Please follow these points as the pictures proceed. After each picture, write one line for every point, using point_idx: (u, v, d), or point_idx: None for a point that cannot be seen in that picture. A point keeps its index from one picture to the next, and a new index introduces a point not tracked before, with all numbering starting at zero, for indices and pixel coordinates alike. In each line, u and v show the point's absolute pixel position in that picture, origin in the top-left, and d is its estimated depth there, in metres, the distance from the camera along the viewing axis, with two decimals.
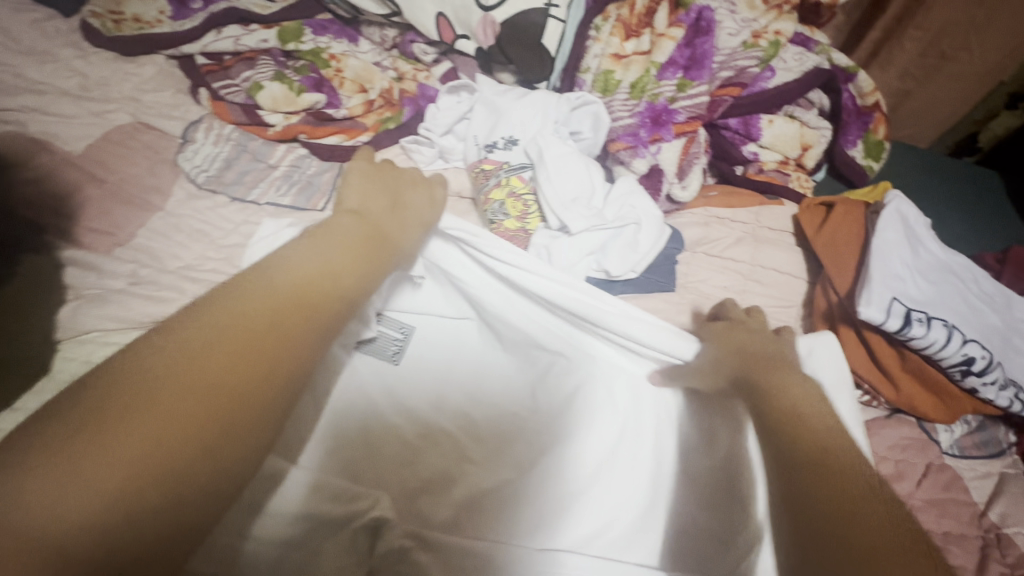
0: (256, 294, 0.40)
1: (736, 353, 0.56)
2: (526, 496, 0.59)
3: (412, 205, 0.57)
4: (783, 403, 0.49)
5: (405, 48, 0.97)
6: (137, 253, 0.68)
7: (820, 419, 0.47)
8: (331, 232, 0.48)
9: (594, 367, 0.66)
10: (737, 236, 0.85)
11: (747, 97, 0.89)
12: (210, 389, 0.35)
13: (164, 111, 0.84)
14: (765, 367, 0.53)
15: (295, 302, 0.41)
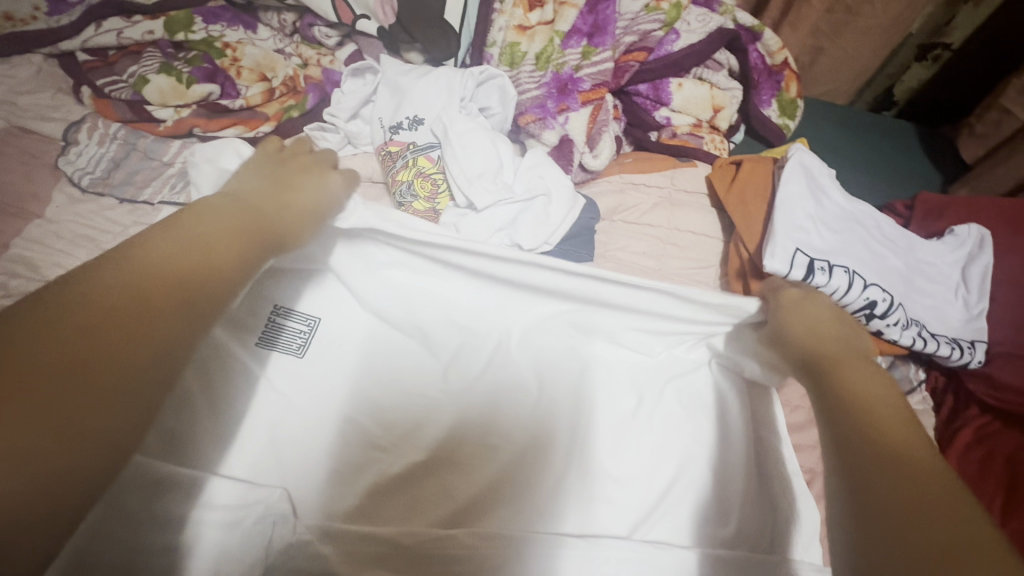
0: (131, 273, 0.38)
1: (803, 333, 0.52)
2: (443, 467, 0.59)
3: (302, 184, 0.53)
4: (850, 387, 0.45)
5: (305, 33, 0.93)
6: (13, 264, 0.64)
7: (882, 398, 0.43)
8: (211, 210, 0.45)
9: (607, 347, 0.68)
10: (653, 202, 0.85)
11: (656, 61, 0.90)
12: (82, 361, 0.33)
13: (43, 113, 0.79)
14: (837, 357, 0.48)
15: (173, 278, 0.39)
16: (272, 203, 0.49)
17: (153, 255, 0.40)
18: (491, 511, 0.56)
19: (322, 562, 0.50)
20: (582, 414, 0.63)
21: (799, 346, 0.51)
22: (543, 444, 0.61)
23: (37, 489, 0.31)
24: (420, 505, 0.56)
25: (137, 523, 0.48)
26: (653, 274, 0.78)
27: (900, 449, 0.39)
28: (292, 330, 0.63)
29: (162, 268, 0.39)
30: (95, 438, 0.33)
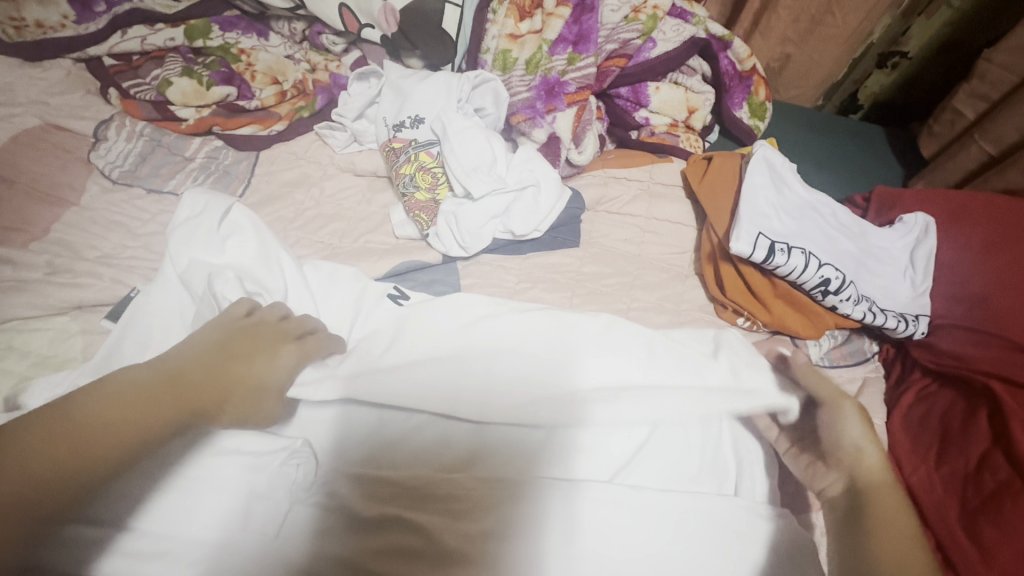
0: (128, 407, 0.52)
1: (852, 455, 0.60)
2: (426, 436, 0.64)
3: (257, 373, 0.59)
4: (889, 519, 0.53)
5: (314, 40, 1.01)
6: (54, 245, 0.71)
7: (896, 520, 0.53)
8: (172, 389, 0.54)
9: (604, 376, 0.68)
10: (634, 194, 0.94)
11: (634, 67, 0.98)
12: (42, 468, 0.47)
13: (75, 112, 0.86)
14: (875, 491, 0.57)
15: (114, 435, 0.50)
16: (231, 382, 0.57)
17: (108, 412, 0.51)
18: (487, 458, 0.63)
19: (338, 500, 0.57)
20: (564, 377, 0.67)
21: (847, 466, 0.59)
22: (545, 402, 0.65)
23: None
24: (424, 454, 0.63)
25: (184, 470, 0.57)
26: (633, 258, 0.87)
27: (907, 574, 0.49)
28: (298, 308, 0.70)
29: (117, 421, 0.51)
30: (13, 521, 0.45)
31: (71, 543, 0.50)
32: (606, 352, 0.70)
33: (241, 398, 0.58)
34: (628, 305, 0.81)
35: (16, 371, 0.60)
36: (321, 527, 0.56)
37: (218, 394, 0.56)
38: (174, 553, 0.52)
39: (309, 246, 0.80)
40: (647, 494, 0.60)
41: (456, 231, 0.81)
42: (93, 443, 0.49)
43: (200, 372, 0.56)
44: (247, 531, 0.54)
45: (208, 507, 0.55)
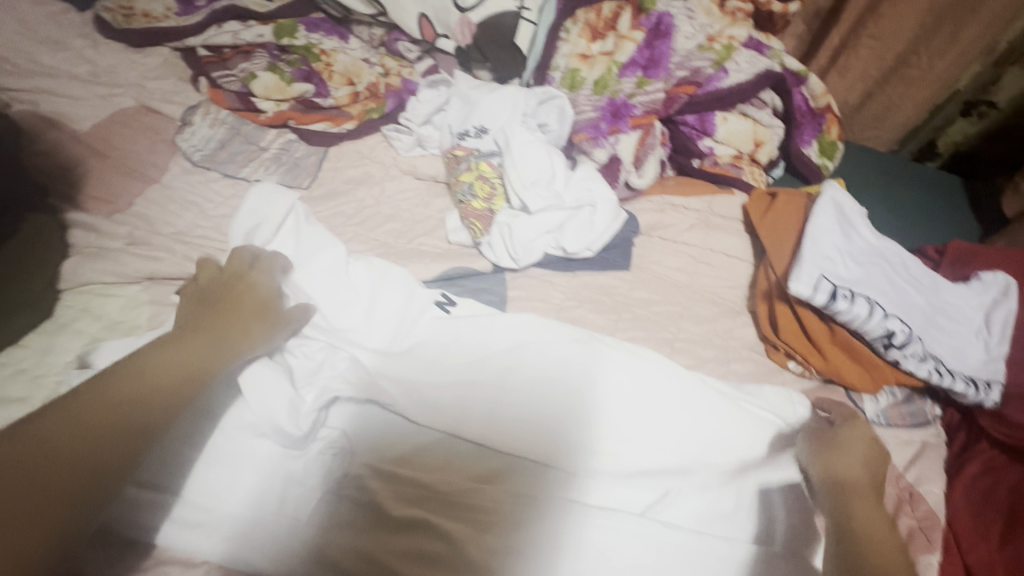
0: (170, 350, 0.53)
1: (831, 459, 0.61)
2: (457, 457, 0.64)
3: (257, 322, 0.60)
4: (863, 525, 0.54)
5: (390, 46, 1.04)
6: (134, 218, 0.75)
7: (875, 522, 0.54)
8: (185, 347, 0.54)
9: (639, 415, 0.66)
10: (690, 222, 0.92)
11: (703, 95, 0.94)
12: (108, 416, 0.46)
13: (167, 97, 0.92)
14: (853, 493, 0.57)
15: (170, 374, 0.51)
16: (246, 313, 0.60)
17: (120, 387, 0.48)
18: (495, 472, 0.63)
19: (371, 494, 0.59)
20: (599, 412, 0.66)
21: (827, 471, 0.60)
22: (579, 420, 0.65)
23: (53, 483, 0.41)
24: (455, 462, 0.63)
25: (218, 448, 0.59)
26: (684, 288, 0.86)
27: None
28: (348, 308, 0.70)
29: (174, 364, 0.52)
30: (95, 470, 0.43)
31: (124, 504, 0.54)
32: (638, 391, 0.67)
33: (250, 335, 0.59)
34: (674, 335, 0.81)
35: (89, 332, 0.64)
36: (336, 513, 0.57)
37: (238, 330, 0.58)
38: (214, 525, 0.54)
39: (366, 243, 0.83)
40: (665, 528, 0.58)
41: (510, 242, 0.81)
42: (152, 390, 0.49)
43: (200, 329, 0.56)
44: (277, 511, 0.56)
45: (240, 486, 0.57)
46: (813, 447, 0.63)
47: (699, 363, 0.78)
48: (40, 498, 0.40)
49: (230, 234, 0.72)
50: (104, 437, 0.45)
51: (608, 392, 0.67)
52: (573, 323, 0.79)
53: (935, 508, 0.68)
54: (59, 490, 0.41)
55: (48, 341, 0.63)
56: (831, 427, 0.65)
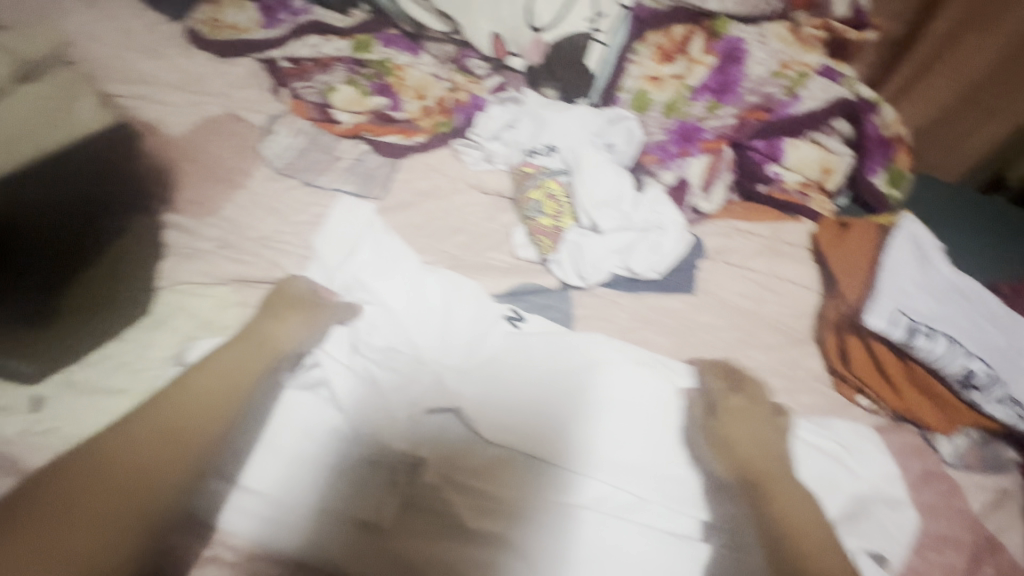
0: (215, 361, 0.63)
1: (743, 449, 0.67)
2: (530, 473, 0.63)
3: (289, 322, 0.68)
4: (784, 511, 0.61)
5: (461, 63, 1.06)
6: (224, 222, 0.79)
7: (800, 514, 0.62)
8: (233, 356, 0.64)
9: (695, 437, 0.68)
10: (756, 248, 0.91)
11: (775, 121, 0.95)
12: (162, 426, 0.57)
13: (251, 105, 0.97)
14: (769, 479, 0.64)
15: (212, 382, 0.61)
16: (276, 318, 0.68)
17: (176, 400, 0.59)
18: (513, 474, 0.62)
19: (452, 508, 0.59)
20: (661, 433, 0.68)
21: (738, 460, 0.66)
22: (643, 441, 0.67)
23: (121, 486, 0.52)
24: (527, 480, 0.62)
25: (284, 447, 0.60)
26: (749, 314, 0.86)
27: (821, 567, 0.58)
28: (423, 323, 0.72)
29: (219, 376, 0.61)
30: (152, 469, 0.54)
31: (208, 494, 0.56)
32: (692, 418, 0.70)
33: (280, 335, 0.66)
34: (740, 362, 0.80)
35: (184, 329, 0.68)
36: (379, 500, 0.59)
37: (269, 336, 0.66)
38: (263, 505, 0.57)
39: (437, 255, 0.85)
40: (703, 547, 0.61)
41: (578, 260, 0.82)
42: (201, 398, 0.59)
43: (245, 340, 0.66)
44: (326, 501, 0.58)
45: (286, 477, 0.59)
46: (729, 432, 0.68)
47: (766, 393, 0.77)
48: (114, 498, 0.51)
49: (314, 252, 0.77)
50: (156, 444, 0.55)
51: (666, 415, 0.70)
52: (639, 346, 0.79)
53: (1016, 557, 0.67)
54: (127, 488, 0.52)
55: (148, 335, 0.66)
56: (738, 403, 0.72)
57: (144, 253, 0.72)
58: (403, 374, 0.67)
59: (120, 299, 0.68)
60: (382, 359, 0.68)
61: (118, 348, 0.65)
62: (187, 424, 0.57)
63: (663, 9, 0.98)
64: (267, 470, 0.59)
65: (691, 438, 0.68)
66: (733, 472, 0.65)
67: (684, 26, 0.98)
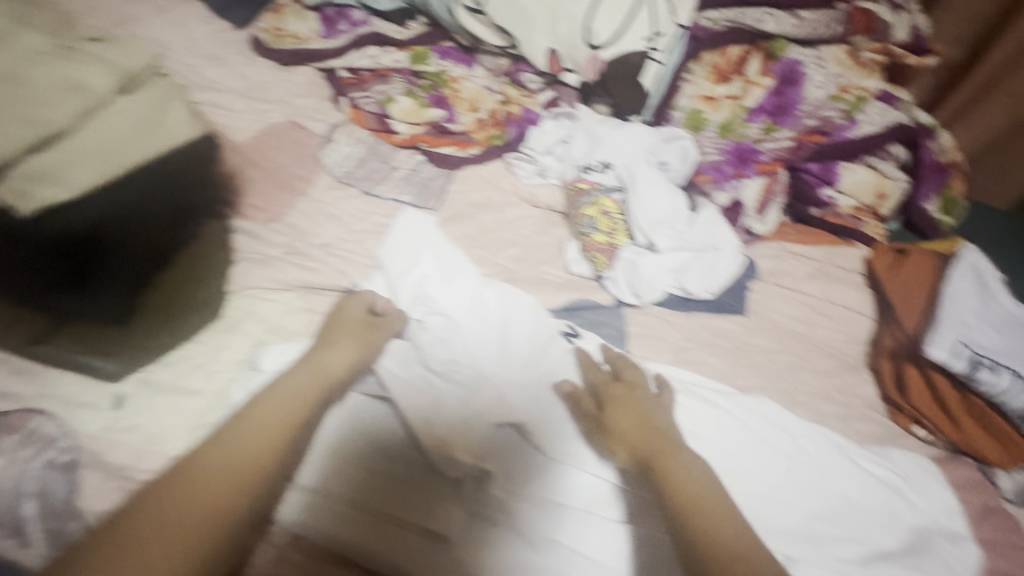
0: (293, 377, 0.63)
1: (634, 432, 0.65)
2: (583, 484, 0.64)
3: (351, 343, 0.68)
4: (671, 487, 0.59)
5: (514, 77, 1.07)
6: (289, 229, 0.81)
7: (696, 493, 0.59)
8: (307, 369, 0.64)
9: (753, 459, 0.68)
10: (808, 271, 0.91)
11: (833, 144, 0.94)
12: (247, 440, 0.57)
13: (312, 114, 0.99)
14: (658, 458, 0.62)
15: (291, 396, 0.61)
16: (344, 333, 0.69)
17: (258, 414, 0.59)
18: (551, 478, 0.64)
19: (513, 518, 0.61)
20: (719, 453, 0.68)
21: (632, 446, 0.64)
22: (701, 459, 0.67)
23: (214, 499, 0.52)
24: (582, 491, 0.64)
25: (356, 457, 0.63)
26: (802, 338, 0.85)
27: (722, 543, 0.55)
28: (483, 337, 0.73)
29: (297, 391, 0.62)
30: (240, 482, 0.54)
31: (282, 495, 0.60)
32: (748, 440, 0.70)
33: (350, 350, 0.67)
34: (793, 387, 0.80)
35: (254, 334, 0.70)
36: (447, 509, 0.61)
37: (339, 350, 0.67)
38: (323, 502, 0.60)
39: (491, 267, 0.86)
40: None
41: (634, 278, 0.83)
42: (283, 413, 0.59)
43: (316, 353, 0.66)
44: (373, 499, 0.61)
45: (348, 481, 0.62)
46: (609, 416, 0.67)
47: (820, 418, 0.77)
48: (206, 511, 0.51)
49: (380, 261, 0.79)
50: (240, 457, 0.55)
51: (723, 435, 0.70)
52: (692, 367, 0.79)
53: None
54: (219, 501, 0.52)
55: (220, 339, 0.68)
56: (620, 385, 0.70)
57: (211, 255, 0.72)
58: (468, 387, 0.68)
59: (190, 302, 0.68)
60: (447, 373, 0.68)
61: (194, 350, 0.67)
62: (272, 439, 0.57)
63: (719, 29, 0.99)
64: (341, 476, 0.62)
65: (751, 461, 0.68)
66: (789, 497, 0.66)
67: (741, 46, 0.99)
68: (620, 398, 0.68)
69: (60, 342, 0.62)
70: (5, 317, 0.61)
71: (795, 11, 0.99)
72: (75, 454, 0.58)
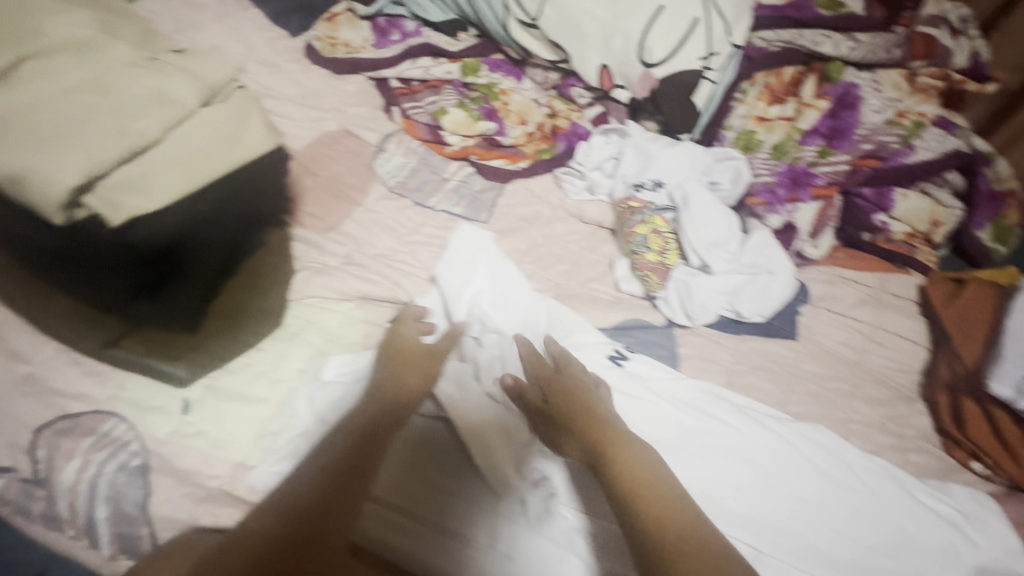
0: (369, 396, 0.64)
1: (582, 424, 0.60)
2: None
3: (418, 360, 0.68)
4: (621, 477, 0.54)
5: (563, 91, 1.07)
6: (347, 239, 0.82)
7: (647, 482, 0.54)
8: (379, 387, 0.65)
9: (813, 489, 0.67)
10: (860, 297, 0.90)
11: (889, 169, 0.93)
12: (332, 459, 0.58)
13: (365, 123, 1.00)
14: (607, 448, 0.57)
15: (367, 416, 0.62)
16: (412, 351, 0.69)
17: (340, 434, 0.61)
18: None
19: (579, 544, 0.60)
20: (779, 482, 0.67)
21: (580, 442, 0.59)
22: (761, 489, 0.66)
23: (305, 513, 0.54)
24: None
25: (428, 475, 0.61)
26: (854, 366, 0.84)
27: (678, 533, 0.50)
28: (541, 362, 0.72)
29: (374, 410, 0.63)
30: (328, 497, 0.56)
31: (362, 516, 0.58)
32: (807, 470, 0.69)
33: (419, 367, 0.67)
34: (847, 415, 0.79)
35: (314, 343, 0.70)
36: (512, 528, 0.59)
37: (408, 369, 0.67)
38: (392, 516, 0.58)
39: (542, 282, 0.87)
40: None
41: (687, 300, 0.83)
42: (362, 432, 0.61)
43: (385, 371, 0.66)
44: (437, 515, 0.59)
45: (417, 498, 0.60)
46: (556, 407, 0.63)
47: (874, 449, 0.76)
48: (295, 525, 0.53)
49: (437, 281, 0.78)
50: (326, 474, 0.57)
51: (785, 462, 0.69)
52: (745, 391, 0.79)
53: None
54: (310, 516, 0.54)
55: (281, 348, 0.69)
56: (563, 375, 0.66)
57: (276, 263, 0.73)
58: None
59: (261, 310, 0.69)
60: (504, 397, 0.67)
61: (256, 357, 0.67)
62: (355, 457, 0.59)
63: (773, 49, 0.99)
64: (410, 493, 0.60)
65: (814, 492, 0.67)
66: (852, 531, 0.65)
67: (795, 67, 0.99)
68: (557, 389, 0.64)
69: (133, 346, 0.62)
70: (79, 324, 0.62)
71: (851, 34, 1.00)
72: (145, 457, 0.59)
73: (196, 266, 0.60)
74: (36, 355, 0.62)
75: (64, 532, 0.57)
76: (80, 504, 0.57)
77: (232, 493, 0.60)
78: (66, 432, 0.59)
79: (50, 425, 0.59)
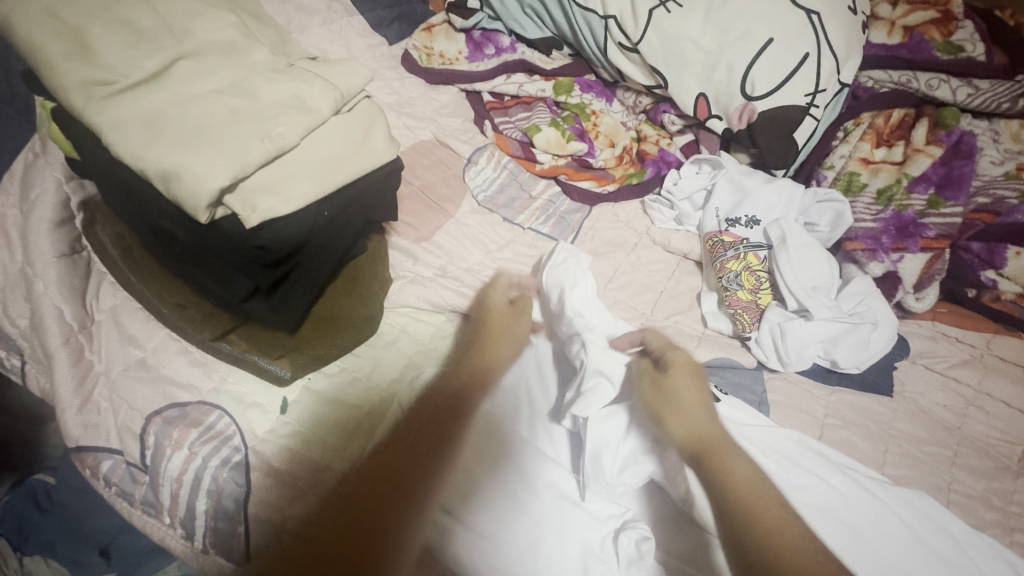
0: (440, 392, 0.64)
1: (684, 422, 0.61)
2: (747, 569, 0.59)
3: (494, 360, 0.68)
4: (730, 477, 0.57)
5: (654, 116, 1.06)
6: (440, 250, 0.83)
7: (752, 484, 0.57)
8: (450, 384, 0.65)
9: (917, 563, 0.62)
10: (963, 358, 0.85)
11: (1001, 226, 0.89)
12: (396, 452, 0.58)
13: (458, 136, 1.01)
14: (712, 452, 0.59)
15: (434, 411, 0.61)
16: (484, 350, 0.69)
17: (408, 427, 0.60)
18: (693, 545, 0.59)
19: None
20: (879, 551, 0.62)
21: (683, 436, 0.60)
22: (862, 556, 0.61)
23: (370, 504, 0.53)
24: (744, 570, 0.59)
25: (510, 496, 0.57)
26: (955, 431, 0.79)
27: (779, 529, 0.54)
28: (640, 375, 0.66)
29: (442, 404, 0.62)
30: (388, 488, 0.54)
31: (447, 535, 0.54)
32: (907, 543, 0.63)
33: (495, 366, 0.67)
34: (948, 484, 0.74)
35: (407, 353, 0.71)
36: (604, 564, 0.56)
37: (478, 367, 0.67)
38: (493, 548, 0.54)
39: (629, 310, 0.85)
40: None
41: (781, 345, 0.80)
42: (429, 425, 0.60)
43: (457, 368, 0.67)
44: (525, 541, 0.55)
45: (500, 520, 0.55)
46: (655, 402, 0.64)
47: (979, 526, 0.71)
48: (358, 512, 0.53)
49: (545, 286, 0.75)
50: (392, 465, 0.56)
51: (886, 529, 0.64)
52: (838, 446, 0.75)
53: None
54: (373, 506, 0.53)
55: (375, 354, 0.69)
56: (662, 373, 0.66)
57: (375, 269, 0.75)
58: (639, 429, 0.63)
59: (361, 316, 0.70)
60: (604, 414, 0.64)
61: (354, 359, 0.68)
62: (418, 447, 0.57)
63: (884, 90, 0.97)
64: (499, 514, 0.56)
65: (918, 566, 0.62)
66: None
67: (903, 110, 0.97)
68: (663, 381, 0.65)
69: (239, 341, 0.64)
70: (189, 315, 0.64)
71: (971, 80, 0.95)
72: (245, 453, 0.60)
73: (309, 272, 0.62)
74: (149, 341, 0.64)
75: (163, 519, 0.60)
76: (183, 493, 0.59)
77: (324, 499, 0.57)
78: (175, 421, 0.60)
79: (160, 413, 0.61)
